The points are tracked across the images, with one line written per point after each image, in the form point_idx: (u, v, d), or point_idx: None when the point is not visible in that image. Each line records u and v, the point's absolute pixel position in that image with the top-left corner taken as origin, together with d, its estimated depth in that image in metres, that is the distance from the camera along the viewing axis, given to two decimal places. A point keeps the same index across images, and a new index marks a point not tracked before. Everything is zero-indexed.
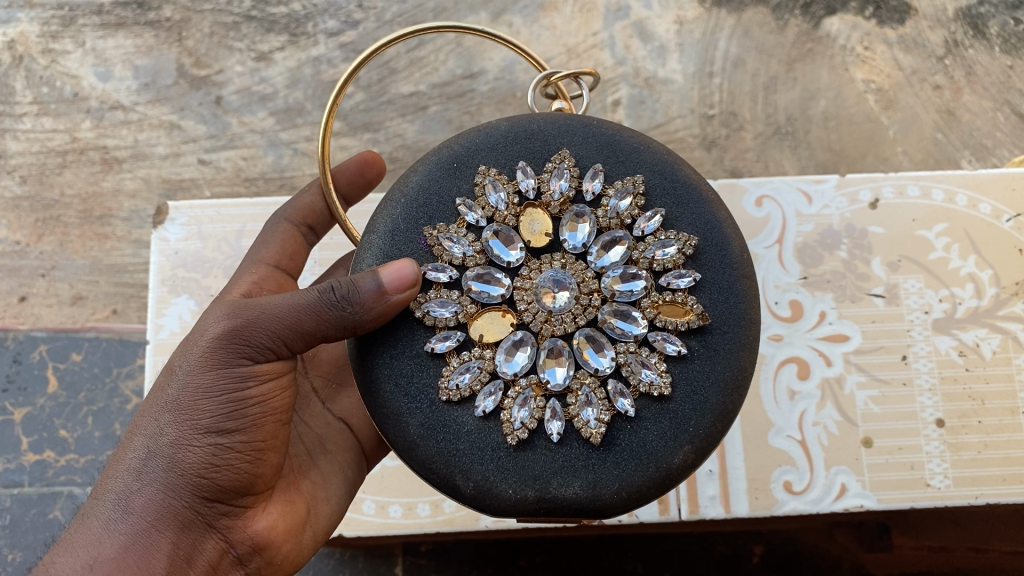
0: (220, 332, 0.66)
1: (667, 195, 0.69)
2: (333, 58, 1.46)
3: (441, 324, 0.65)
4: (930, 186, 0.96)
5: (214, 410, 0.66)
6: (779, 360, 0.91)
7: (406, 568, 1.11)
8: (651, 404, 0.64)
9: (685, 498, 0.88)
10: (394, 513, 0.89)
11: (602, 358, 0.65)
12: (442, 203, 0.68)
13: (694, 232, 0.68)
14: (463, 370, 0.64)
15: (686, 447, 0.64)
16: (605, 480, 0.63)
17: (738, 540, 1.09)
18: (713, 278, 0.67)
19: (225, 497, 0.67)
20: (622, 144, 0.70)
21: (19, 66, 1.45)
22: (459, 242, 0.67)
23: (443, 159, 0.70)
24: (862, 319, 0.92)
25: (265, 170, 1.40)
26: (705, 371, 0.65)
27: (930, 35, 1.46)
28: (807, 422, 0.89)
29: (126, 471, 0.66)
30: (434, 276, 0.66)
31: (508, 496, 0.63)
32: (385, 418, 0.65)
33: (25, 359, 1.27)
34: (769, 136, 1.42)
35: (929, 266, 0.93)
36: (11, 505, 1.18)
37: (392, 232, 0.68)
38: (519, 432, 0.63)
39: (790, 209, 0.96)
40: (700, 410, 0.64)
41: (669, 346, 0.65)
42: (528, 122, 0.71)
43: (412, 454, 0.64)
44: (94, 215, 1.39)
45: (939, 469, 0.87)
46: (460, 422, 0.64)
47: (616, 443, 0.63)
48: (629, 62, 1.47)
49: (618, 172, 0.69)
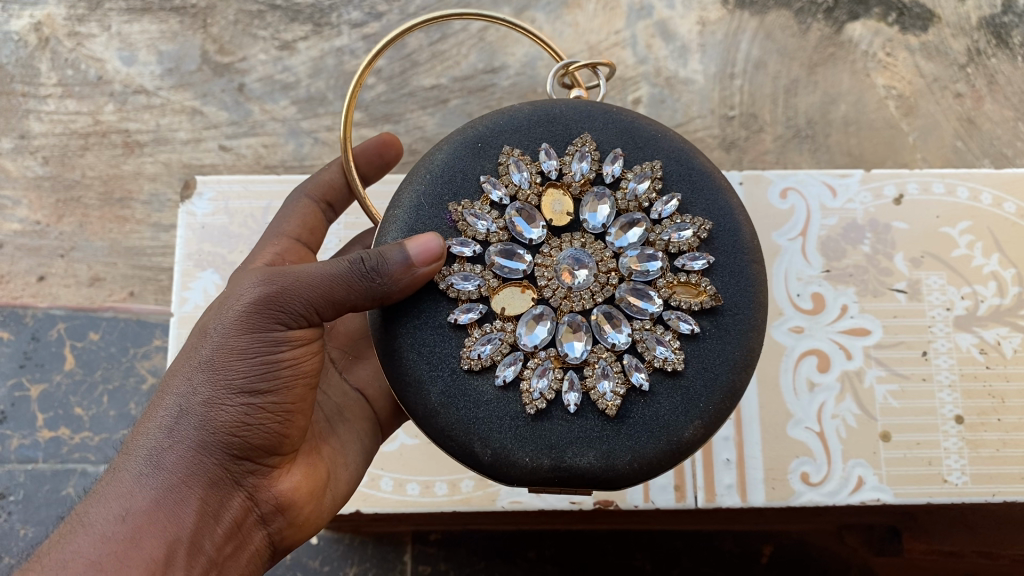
0: (257, 296, 0.65)
1: (686, 181, 0.69)
2: (356, 49, 1.46)
3: (463, 296, 0.65)
4: (955, 184, 0.96)
5: (248, 371, 0.65)
6: (799, 352, 0.90)
7: (414, 556, 1.15)
8: (664, 379, 0.65)
9: (702, 486, 0.87)
10: (412, 491, 0.88)
11: (620, 334, 0.65)
12: (467, 180, 0.68)
13: (708, 217, 0.69)
14: (486, 341, 0.64)
15: (696, 421, 0.64)
16: (619, 451, 0.63)
17: (747, 541, 1.15)
18: (726, 261, 0.68)
19: (254, 456, 0.67)
20: (640, 130, 0.70)
21: (45, 48, 1.46)
22: (483, 218, 0.67)
23: (467, 138, 0.69)
24: (883, 314, 0.91)
25: (285, 158, 1.41)
26: (716, 349, 0.66)
27: (952, 43, 1.47)
28: (826, 414, 0.88)
29: (158, 428, 0.64)
30: (458, 250, 0.66)
31: (526, 464, 0.63)
32: (405, 383, 0.64)
33: (43, 336, 1.28)
34: (789, 138, 1.42)
35: (952, 263, 0.93)
36: (25, 481, 1.20)
37: (417, 206, 0.67)
38: (539, 403, 0.63)
39: (813, 202, 0.96)
40: (711, 386, 0.65)
41: (682, 325, 0.65)
42: (549, 107, 0.70)
43: (432, 421, 0.64)
44: (114, 198, 1.39)
45: (957, 465, 0.86)
46: (481, 391, 0.64)
47: (630, 416, 0.64)
48: (651, 61, 1.47)
49: (633, 156, 0.69)
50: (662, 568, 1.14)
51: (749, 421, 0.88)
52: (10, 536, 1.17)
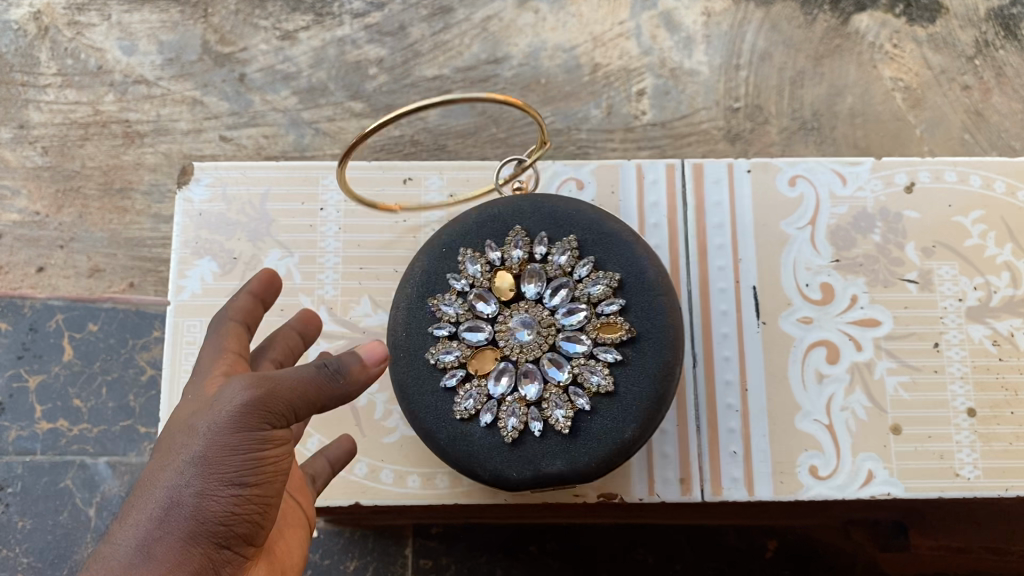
0: (247, 396, 0.58)
1: (597, 240, 0.73)
2: (358, 39, 1.45)
3: (447, 366, 0.71)
4: (967, 171, 0.90)
5: (241, 473, 0.58)
6: (808, 343, 0.85)
7: (415, 549, 1.15)
8: (602, 402, 0.69)
9: (708, 478, 0.81)
10: (414, 484, 0.81)
11: (561, 371, 0.69)
12: (438, 278, 0.74)
13: (621, 267, 0.72)
14: (467, 396, 0.70)
15: (634, 423, 0.68)
16: (579, 456, 0.68)
17: (752, 537, 1.15)
18: (638, 300, 0.71)
19: (236, 561, 0.60)
20: (560, 210, 0.74)
21: (44, 37, 1.45)
22: (452, 304, 0.72)
23: (437, 244, 0.75)
24: (895, 304, 0.86)
25: (286, 148, 1.40)
26: (642, 365, 0.69)
27: (960, 34, 1.45)
28: (835, 407, 0.83)
29: (142, 528, 0.56)
30: (437, 332, 0.71)
31: (516, 479, 0.68)
32: (423, 436, 0.71)
33: (42, 327, 1.27)
34: (794, 130, 1.41)
35: (965, 253, 0.87)
36: (24, 473, 1.20)
37: (408, 306, 0.73)
38: (511, 433, 0.68)
39: (823, 190, 0.89)
40: (643, 394, 0.68)
41: (607, 355, 0.69)
42: (489, 208, 0.75)
43: (445, 458, 0.71)
44: (113, 188, 1.38)
45: (970, 459, 0.82)
46: (473, 432, 0.70)
47: (581, 430, 0.68)
48: (655, 52, 1.45)
49: (555, 234, 0.73)
50: (665, 562, 1.14)
51: (755, 412, 0.83)
52: (8, 529, 1.17)
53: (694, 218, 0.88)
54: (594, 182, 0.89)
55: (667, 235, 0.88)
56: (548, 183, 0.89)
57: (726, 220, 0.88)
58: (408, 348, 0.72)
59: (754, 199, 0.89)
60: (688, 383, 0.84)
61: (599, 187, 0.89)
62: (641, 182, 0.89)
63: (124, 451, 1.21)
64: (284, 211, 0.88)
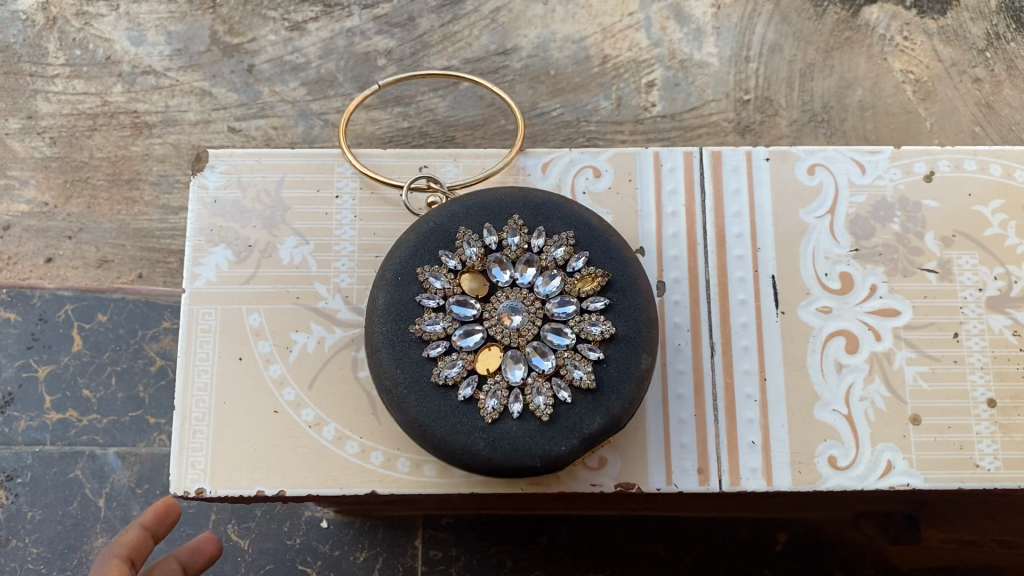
0: None
1: (534, 215, 0.76)
2: (366, 30, 1.44)
3: (457, 380, 0.71)
4: (987, 160, 0.89)
5: None
6: (827, 333, 0.84)
7: (426, 540, 1.16)
8: (612, 344, 0.72)
9: (726, 468, 0.81)
10: (430, 472, 0.80)
11: (564, 335, 0.71)
12: (408, 306, 0.73)
13: (566, 227, 0.76)
14: (490, 395, 0.71)
15: (643, 355, 0.72)
16: (613, 405, 0.71)
17: (762, 530, 1.16)
18: (595, 250, 0.75)
19: None
20: (488, 201, 0.77)
21: (53, 27, 1.44)
22: (435, 321, 0.72)
23: (387, 277, 0.75)
24: (914, 294, 0.85)
25: (295, 139, 1.39)
26: (627, 304, 0.73)
27: (971, 27, 1.44)
28: (854, 397, 0.83)
29: None
30: (435, 352, 0.71)
31: (567, 453, 0.70)
32: (460, 456, 0.71)
33: (51, 317, 1.27)
34: (804, 123, 1.40)
35: (985, 243, 0.87)
36: (33, 463, 1.20)
37: (389, 340, 0.73)
38: (547, 409, 0.70)
39: (842, 179, 0.88)
40: (639, 328, 0.73)
41: (595, 302, 0.73)
42: (425, 224, 0.76)
43: (490, 467, 0.71)
44: (122, 179, 1.37)
45: (989, 450, 0.81)
46: (509, 429, 0.70)
47: (604, 379, 0.71)
48: (665, 44, 1.44)
49: (498, 222, 0.76)
50: (674, 554, 1.15)
51: (773, 403, 0.83)
52: (18, 519, 1.17)
53: (712, 206, 0.88)
54: (611, 170, 0.88)
55: (685, 224, 0.87)
56: (565, 172, 0.89)
57: (745, 209, 0.88)
58: (406, 380, 0.72)
59: (772, 188, 0.88)
60: (707, 373, 0.83)
61: (617, 174, 0.88)
62: (658, 170, 0.89)
63: (134, 442, 1.21)
64: (299, 199, 0.88)
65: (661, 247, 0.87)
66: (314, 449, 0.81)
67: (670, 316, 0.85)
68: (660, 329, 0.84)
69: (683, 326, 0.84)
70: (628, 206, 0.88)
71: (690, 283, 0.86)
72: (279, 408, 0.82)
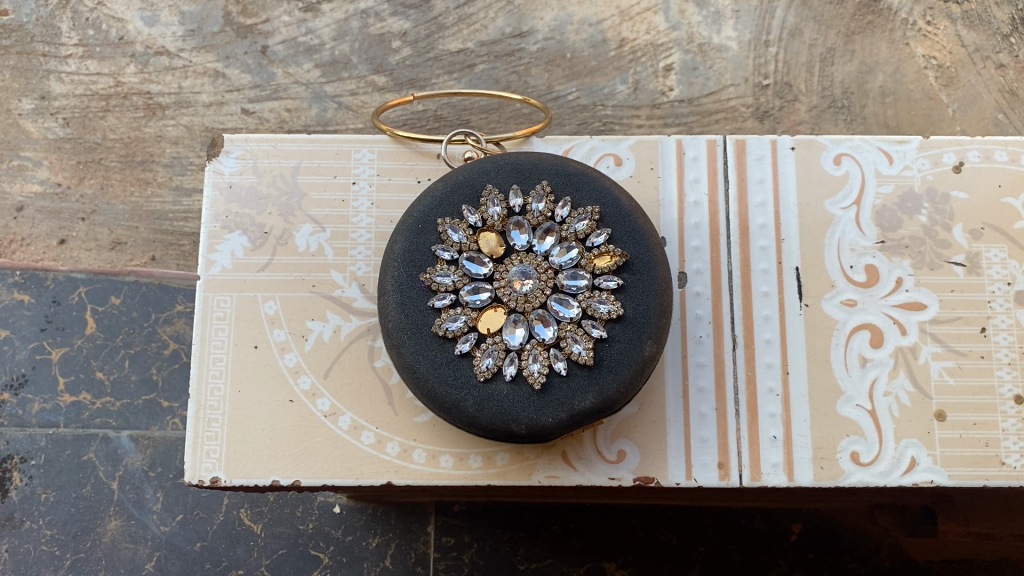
0: None
1: (565, 183, 0.75)
2: (381, 11, 1.43)
3: (457, 334, 0.71)
4: (1018, 151, 0.87)
5: None
6: (851, 327, 0.83)
7: (438, 526, 1.16)
8: (617, 326, 0.71)
9: (746, 464, 0.80)
10: (446, 463, 0.79)
11: (570, 307, 0.71)
12: (425, 255, 0.73)
13: (595, 201, 0.74)
14: (487, 354, 0.70)
15: (650, 341, 0.71)
16: (608, 384, 0.70)
17: (776, 519, 1.16)
18: (619, 228, 0.74)
19: None
20: (522, 163, 0.76)
21: (66, 7, 1.42)
22: (447, 274, 0.72)
23: (409, 223, 0.75)
24: (941, 287, 0.84)
25: (309, 122, 1.38)
26: (641, 286, 0.72)
27: (995, 12, 1.42)
28: (878, 391, 0.82)
29: None
30: (440, 303, 0.71)
31: (553, 424, 0.70)
32: (448, 410, 0.71)
33: (65, 300, 1.26)
34: (824, 109, 1.38)
35: (1014, 236, 0.85)
36: (46, 445, 1.20)
37: (400, 287, 0.73)
38: (539, 378, 0.70)
39: (868, 169, 0.87)
40: (650, 311, 0.72)
41: (608, 282, 0.71)
42: (455, 175, 0.76)
43: (476, 425, 0.71)
44: (135, 160, 1.36)
45: (1016, 447, 0.80)
46: (499, 390, 0.70)
47: (603, 360, 0.70)
48: (684, 27, 1.42)
49: (526, 185, 0.75)
50: (689, 542, 1.15)
51: (795, 396, 0.82)
52: (31, 501, 1.18)
53: (736, 196, 0.87)
54: (633, 158, 0.87)
55: (707, 213, 0.86)
56: (586, 160, 0.87)
57: (769, 199, 0.86)
58: (409, 327, 0.72)
59: (798, 178, 0.87)
60: (729, 364, 0.82)
61: (639, 163, 0.87)
62: (681, 159, 0.87)
63: (147, 425, 1.21)
64: (315, 184, 0.87)
65: (683, 237, 0.85)
66: (329, 439, 0.80)
67: (690, 308, 0.84)
68: (681, 320, 0.83)
69: (704, 318, 0.83)
70: (650, 195, 0.86)
71: (712, 274, 0.84)
72: (294, 397, 0.81)
